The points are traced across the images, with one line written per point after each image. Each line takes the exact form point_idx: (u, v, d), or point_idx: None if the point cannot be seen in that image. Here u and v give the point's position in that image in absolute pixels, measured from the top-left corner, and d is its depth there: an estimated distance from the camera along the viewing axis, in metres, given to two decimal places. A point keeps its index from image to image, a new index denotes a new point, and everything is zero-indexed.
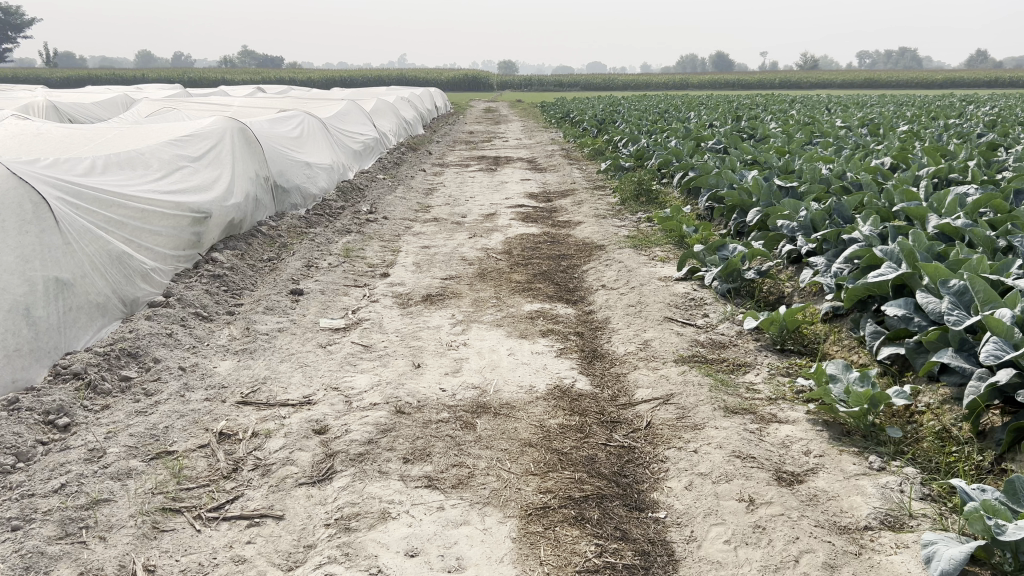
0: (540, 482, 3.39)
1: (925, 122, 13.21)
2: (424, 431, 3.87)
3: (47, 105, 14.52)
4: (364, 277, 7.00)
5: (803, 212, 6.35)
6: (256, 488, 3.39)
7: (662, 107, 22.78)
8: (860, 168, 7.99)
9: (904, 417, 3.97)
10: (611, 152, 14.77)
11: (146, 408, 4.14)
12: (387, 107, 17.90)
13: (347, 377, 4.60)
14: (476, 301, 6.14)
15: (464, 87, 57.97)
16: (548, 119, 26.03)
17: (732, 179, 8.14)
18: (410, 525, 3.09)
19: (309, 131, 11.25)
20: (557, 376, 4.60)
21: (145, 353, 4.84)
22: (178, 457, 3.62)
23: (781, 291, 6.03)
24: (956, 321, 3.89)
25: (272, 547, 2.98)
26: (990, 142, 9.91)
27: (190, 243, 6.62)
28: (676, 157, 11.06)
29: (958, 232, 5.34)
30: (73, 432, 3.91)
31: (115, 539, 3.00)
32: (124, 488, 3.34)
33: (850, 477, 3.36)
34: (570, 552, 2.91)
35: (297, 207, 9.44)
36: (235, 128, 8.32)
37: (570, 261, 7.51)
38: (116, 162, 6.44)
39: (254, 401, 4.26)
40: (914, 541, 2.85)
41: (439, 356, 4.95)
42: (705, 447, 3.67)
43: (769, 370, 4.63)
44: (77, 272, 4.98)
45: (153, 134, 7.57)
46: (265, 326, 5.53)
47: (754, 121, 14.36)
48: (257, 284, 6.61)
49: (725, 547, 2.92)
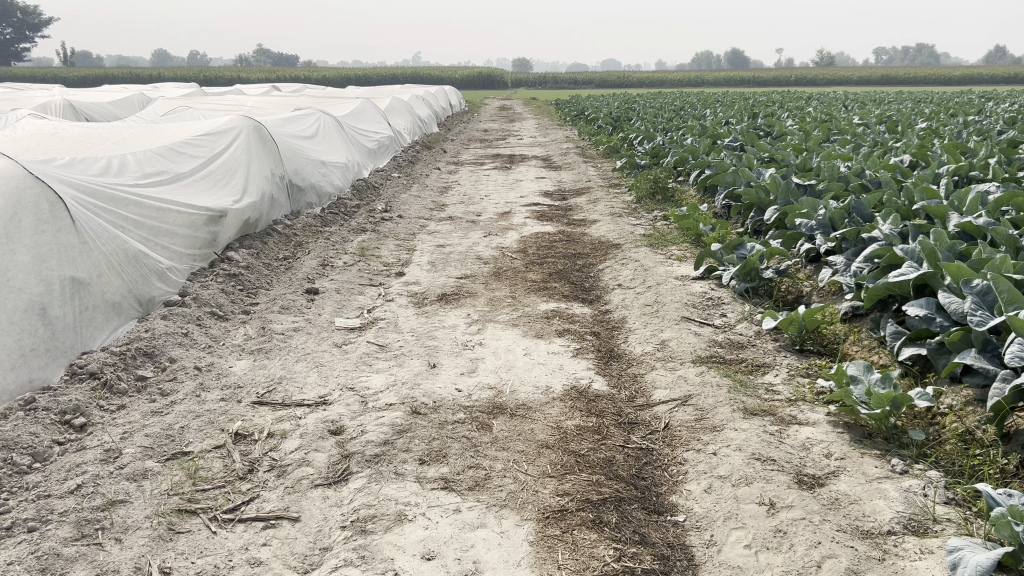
0: (557, 484, 3.36)
1: (944, 120, 13.06)
2: (440, 432, 3.84)
3: (65, 104, 14.62)
4: (379, 276, 6.98)
5: (822, 211, 6.28)
6: (272, 490, 3.38)
7: (678, 104, 22.72)
8: (878, 165, 7.90)
9: (927, 419, 3.90)
10: (626, 150, 14.70)
11: (162, 409, 4.14)
12: (401, 105, 17.89)
13: (363, 377, 4.59)
14: (491, 301, 6.10)
15: (478, 84, 57.99)
16: (563, 116, 25.99)
17: (749, 177, 8.07)
18: (426, 528, 3.06)
19: (324, 131, 11.25)
20: (574, 377, 4.56)
21: (161, 353, 4.84)
22: (194, 458, 3.62)
23: (799, 290, 5.97)
24: (980, 321, 3.84)
25: (288, 549, 2.96)
26: (1011, 140, 9.81)
27: (206, 243, 6.63)
28: (693, 154, 11.00)
29: (980, 231, 5.26)
30: (90, 432, 3.91)
31: (131, 541, 2.99)
32: (140, 490, 3.33)
33: (873, 480, 3.31)
34: (588, 556, 2.87)
35: (312, 205, 9.44)
36: (251, 127, 8.31)
37: (586, 261, 7.46)
38: (132, 162, 6.45)
39: (270, 401, 4.24)
40: (939, 547, 2.80)
41: (455, 355, 4.92)
42: (724, 449, 3.63)
43: (789, 371, 4.58)
44: (94, 271, 4.99)
45: (168, 134, 7.57)
46: (280, 326, 5.51)
47: (772, 118, 14.29)
48: (272, 283, 6.61)
49: (745, 552, 2.88)
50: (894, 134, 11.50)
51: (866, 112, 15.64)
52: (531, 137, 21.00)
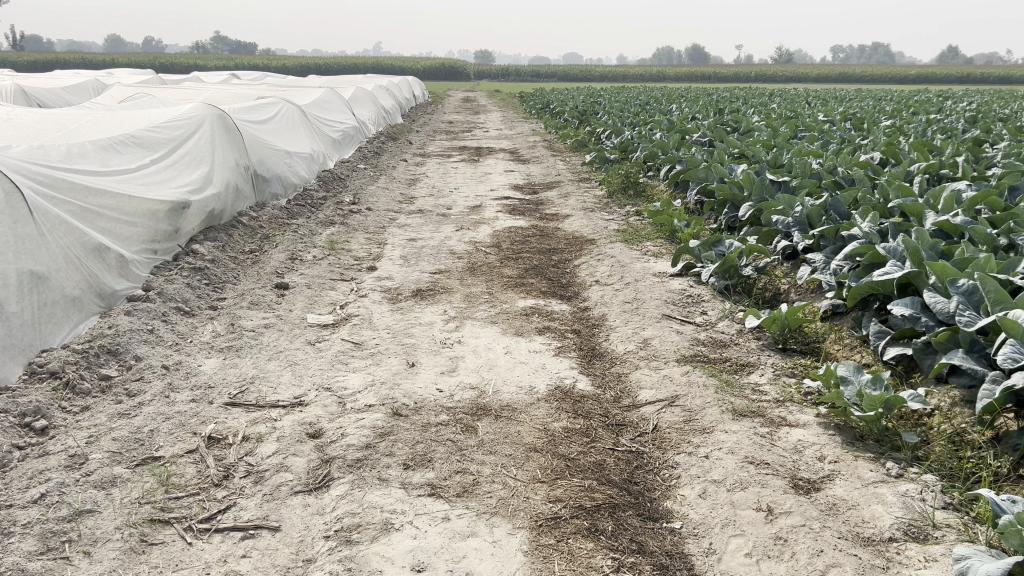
0: (548, 490, 3.25)
1: (907, 118, 13.18)
2: (424, 435, 3.71)
3: (16, 89, 14.11)
4: (350, 270, 6.81)
5: (798, 208, 6.23)
6: (249, 497, 3.22)
7: (642, 100, 22.77)
8: (850, 162, 7.88)
9: (915, 419, 3.85)
10: (594, 144, 14.61)
11: (129, 411, 3.94)
12: (366, 95, 17.63)
13: (340, 377, 4.43)
14: (468, 297, 5.98)
15: (442, 77, 57.76)
16: (527, 109, 25.91)
17: (722, 173, 8.05)
18: (415, 537, 2.93)
19: (289, 121, 11.00)
20: (557, 377, 4.45)
21: (126, 351, 4.62)
22: (165, 464, 3.44)
23: (777, 288, 5.95)
24: (968, 322, 3.78)
25: (269, 562, 2.81)
26: (976, 138, 9.88)
27: (168, 235, 6.38)
28: (662, 149, 10.95)
29: (957, 230, 5.21)
30: (52, 435, 3.70)
31: (101, 554, 2.81)
32: (108, 498, 3.16)
33: (869, 485, 3.25)
34: (586, 567, 2.77)
35: (278, 196, 9.20)
36: (214, 115, 8.06)
37: (561, 256, 7.36)
38: (93, 151, 6.21)
39: (243, 402, 4.07)
40: (943, 555, 2.75)
41: (434, 354, 4.79)
42: (716, 452, 3.55)
43: (774, 370, 4.52)
44: (52, 265, 4.77)
45: (129, 121, 7.31)
46: (250, 323, 5.33)
47: (736, 114, 14.34)
48: (239, 278, 6.40)
49: (747, 561, 2.80)
50: (859, 131, 11.56)
51: (830, 109, 15.73)
52: (497, 130, 20.82)
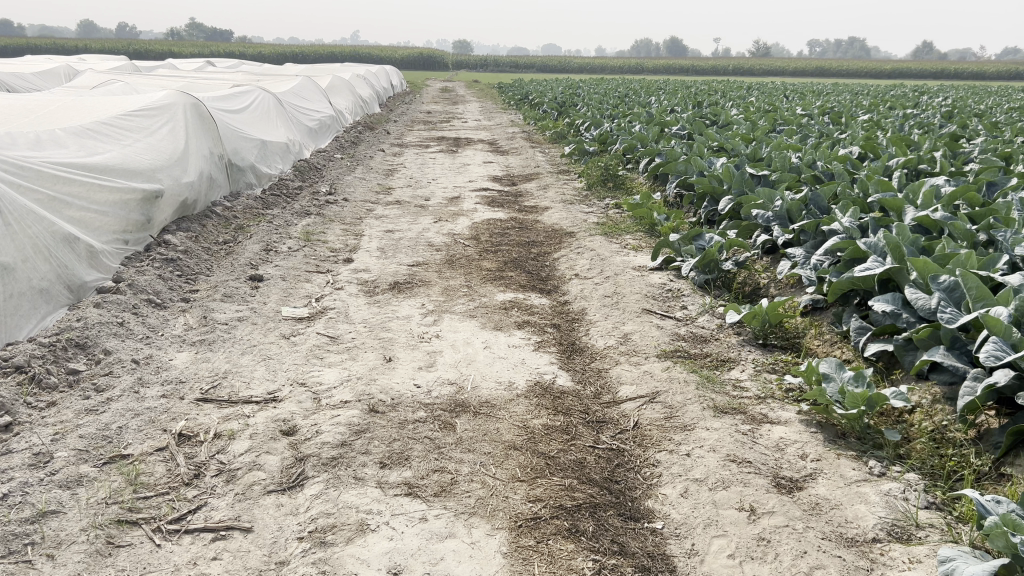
0: (528, 490, 3.19)
1: (885, 112, 13.22)
2: (401, 432, 3.63)
3: None
4: (326, 262, 6.71)
5: (778, 202, 6.18)
6: (220, 497, 3.13)
7: (619, 91, 22.67)
8: (829, 156, 7.84)
9: (895, 416, 3.82)
10: (573, 136, 14.53)
11: (97, 406, 3.83)
12: (343, 84, 17.42)
13: (315, 372, 4.34)
14: (446, 291, 5.90)
15: (420, 66, 57.35)
16: (505, 101, 25.79)
17: (702, 166, 8.00)
18: (391, 539, 2.86)
19: (263, 109, 10.82)
20: (537, 372, 4.39)
21: (95, 345, 4.49)
22: (134, 462, 3.34)
23: (757, 282, 5.92)
24: (950, 319, 3.73)
25: (240, 564, 2.73)
26: (953, 133, 9.86)
27: (140, 225, 6.24)
28: (641, 142, 10.90)
29: (937, 226, 5.16)
30: (15, 432, 3.58)
31: (65, 558, 2.71)
32: (73, 499, 3.05)
33: (851, 484, 3.22)
34: (567, 569, 2.72)
35: (252, 186, 9.05)
36: (189, 103, 7.92)
37: (541, 249, 7.29)
38: (63, 138, 6.06)
39: (215, 398, 3.97)
40: (927, 556, 2.73)
41: (411, 348, 4.71)
42: (698, 450, 3.50)
43: (755, 367, 4.49)
44: (18, 255, 4.65)
45: (100, 108, 7.14)
46: (223, 316, 5.22)
47: (715, 108, 14.30)
48: (212, 269, 6.27)
49: (729, 562, 2.76)
50: (838, 125, 11.55)
51: (808, 103, 15.73)
52: (476, 120, 20.67)
